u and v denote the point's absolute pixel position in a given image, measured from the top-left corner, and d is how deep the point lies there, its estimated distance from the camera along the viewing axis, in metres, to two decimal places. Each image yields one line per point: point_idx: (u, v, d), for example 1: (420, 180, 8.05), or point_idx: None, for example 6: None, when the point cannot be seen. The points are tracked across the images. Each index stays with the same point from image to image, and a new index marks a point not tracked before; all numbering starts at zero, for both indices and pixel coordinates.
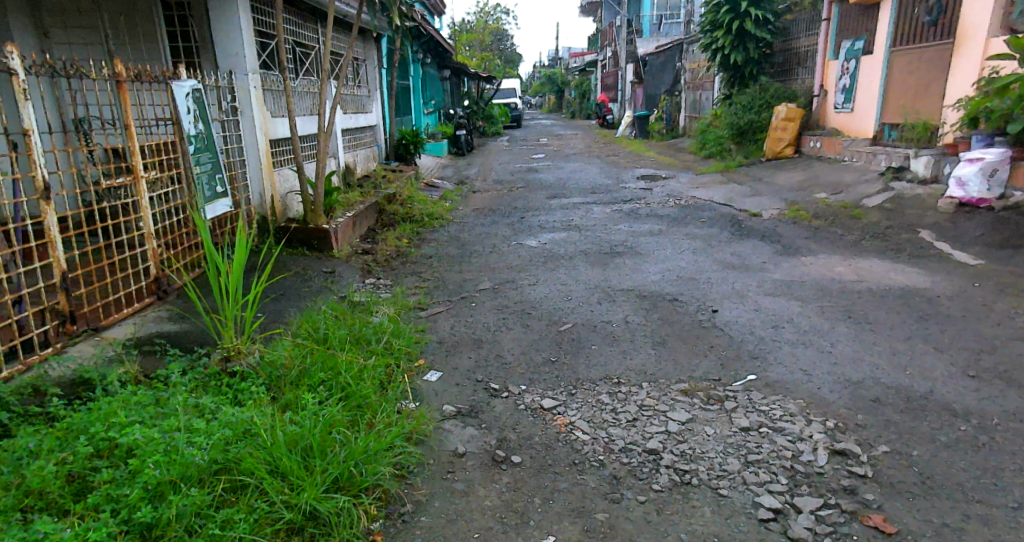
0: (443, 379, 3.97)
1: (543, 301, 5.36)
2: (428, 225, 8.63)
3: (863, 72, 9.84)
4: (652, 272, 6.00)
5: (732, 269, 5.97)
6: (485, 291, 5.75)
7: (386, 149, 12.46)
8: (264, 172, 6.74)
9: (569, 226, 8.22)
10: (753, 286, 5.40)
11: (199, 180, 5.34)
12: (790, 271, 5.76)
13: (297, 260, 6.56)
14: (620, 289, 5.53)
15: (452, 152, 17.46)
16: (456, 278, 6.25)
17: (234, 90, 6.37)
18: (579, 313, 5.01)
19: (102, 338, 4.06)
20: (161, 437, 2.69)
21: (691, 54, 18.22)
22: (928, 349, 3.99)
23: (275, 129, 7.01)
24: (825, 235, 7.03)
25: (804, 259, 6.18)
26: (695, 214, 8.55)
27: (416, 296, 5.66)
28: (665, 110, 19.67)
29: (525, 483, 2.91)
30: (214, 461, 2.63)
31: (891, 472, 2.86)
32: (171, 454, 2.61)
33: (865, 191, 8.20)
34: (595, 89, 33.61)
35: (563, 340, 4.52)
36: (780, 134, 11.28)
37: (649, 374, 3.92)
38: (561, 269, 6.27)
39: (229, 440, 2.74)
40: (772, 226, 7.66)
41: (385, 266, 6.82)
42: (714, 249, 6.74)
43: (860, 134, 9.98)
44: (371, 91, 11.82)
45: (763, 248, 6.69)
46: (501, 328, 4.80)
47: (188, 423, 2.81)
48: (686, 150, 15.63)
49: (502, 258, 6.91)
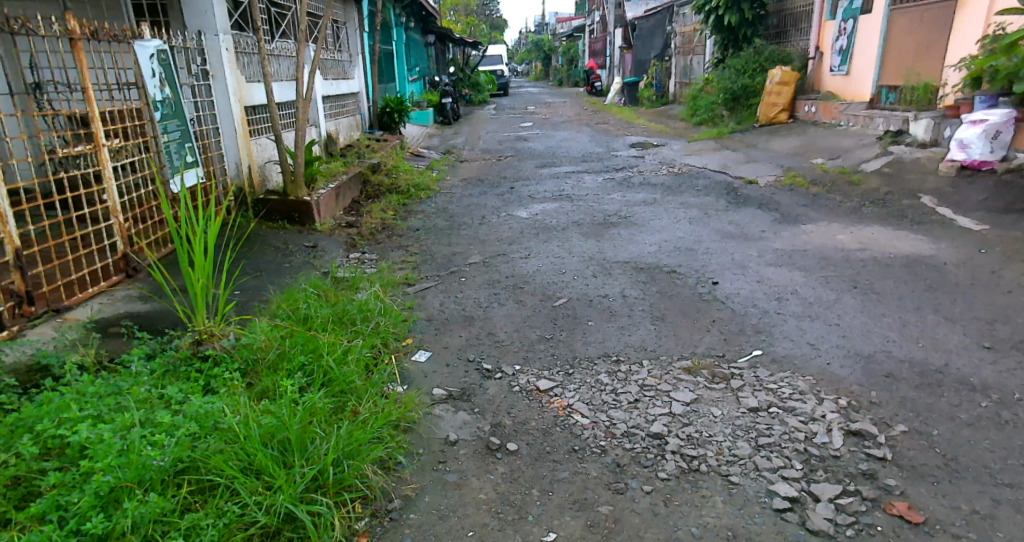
0: (433, 360, 3.80)
1: (535, 274, 5.15)
2: (415, 196, 8.37)
3: (861, 32, 9.59)
4: (648, 243, 5.79)
5: (730, 238, 5.76)
6: (475, 265, 5.52)
7: (369, 118, 12.08)
8: (240, 141, 6.43)
9: (561, 196, 7.97)
10: (754, 256, 5.20)
11: (165, 148, 5.26)
12: (791, 240, 5.56)
13: (278, 235, 6.32)
14: (616, 261, 5.32)
15: (439, 122, 17.11)
16: (445, 252, 6.01)
17: (205, 53, 6.02)
18: (574, 287, 4.81)
19: (64, 320, 3.82)
20: (117, 435, 2.44)
21: (682, 18, 17.82)
22: (939, 320, 3.80)
23: (251, 95, 6.68)
24: (824, 202, 6.84)
25: (803, 227, 5.99)
26: (690, 182, 8.35)
27: (403, 271, 5.44)
28: (655, 76, 19.35)
29: (521, 474, 2.71)
30: (178, 461, 2.38)
31: (912, 455, 2.68)
32: (130, 452, 2.36)
33: (863, 156, 8.00)
34: (583, 55, 33.08)
35: (558, 317, 4.33)
36: (775, 99, 11.07)
37: (649, 351, 3.75)
38: (553, 241, 6.04)
39: (195, 436, 2.48)
40: (769, 194, 7.45)
41: (370, 240, 6.58)
42: (711, 218, 6.53)
43: (857, 98, 9.75)
44: (353, 57, 11.45)
45: (761, 216, 6.49)
46: (492, 304, 4.60)
47: (149, 417, 2.56)
48: (677, 117, 15.32)
49: (492, 230, 6.68)
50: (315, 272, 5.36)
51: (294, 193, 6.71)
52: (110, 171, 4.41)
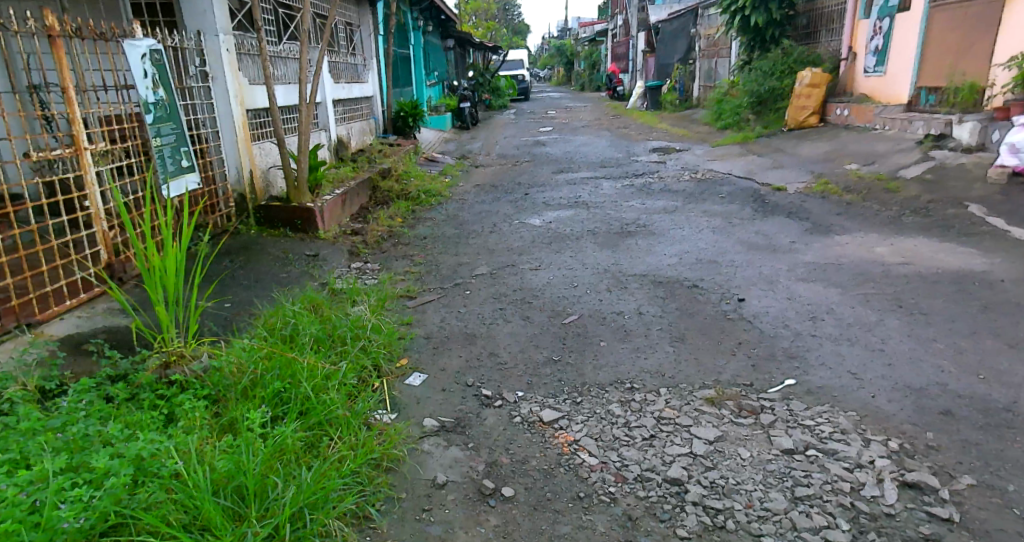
0: (428, 384, 3.45)
1: (545, 288, 4.79)
2: (425, 202, 8.06)
3: (898, 31, 9.12)
4: (667, 254, 5.40)
5: (756, 250, 5.35)
6: (482, 277, 5.18)
7: (383, 122, 11.83)
8: (241, 145, 6.14)
9: (576, 203, 7.60)
10: (783, 270, 4.79)
11: (158, 153, 4.94)
12: (824, 253, 5.13)
13: (279, 243, 6.04)
14: (632, 274, 4.95)
15: (457, 127, 16.85)
16: (451, 262, 5.67)
17: (204, 54, 5.75)
18: (586, 303, 4.44)
19: (35, 336, 3.55)
20: (39, 483, 2.09)
21: (707, 20, 17.37)
22: (1000, 347, 3.35)
23: (253, 98, 6.40)
24: (859, 211, 6.39)
25: (836, 238, 5.56)
26: (713, 189, 7.93)
27: (404, 284, 5.12)
28: (679, 80, 18.92)
29: (517, 528, 2.35)
30: (107, 516, 2.03)
31: (982, 516, 2.27)
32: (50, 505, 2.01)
33: (900, 162, 7.53)
34: (605, 60, 32.67)
35: (567, 337, 3.98)
36: (803, 102, 10.64)
37: (666, 377, 3.36)
38: (566, 251, 5.68)
39: (131, 484, 2.14)
40: (798, 201, 7.02)
41: (374, 248, 6.26)
42: (736, 228, 6.12)
43: (893, 100, 9.28)
44: (368, 60, 11.22)
45: (789, 226, 6.07)
46: (497, 321, 4.26)
47: (82, 460, 2.21)
48: (701, 122, 14.87)
49: (503, 238, 6.34)
50: (311, 283, 5.06)
51: (297, 199, 6.43)
52: (93, 177, 4.16)
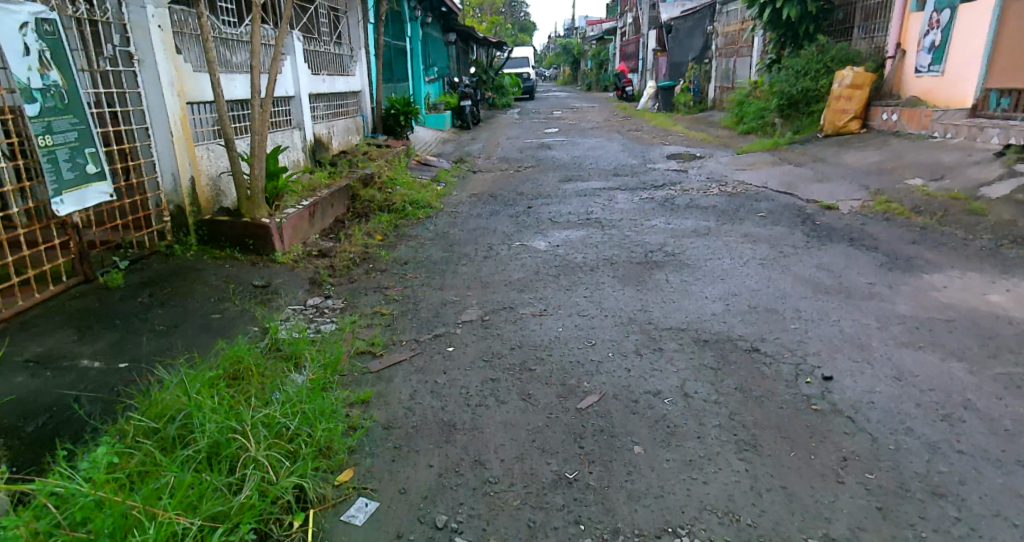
0: (375, 525, 2.30)
1: (553, 346, 3.60)
2: (410, 215, 6.86)
3: (961, 24, 7.91)
4: (709, 297, 4.20)
5: (826, 293, 4.16)
6: (470, 324, 3.98)
7: (372, 121, 10.62)
8: (179, 146, 4.95)
9: (588, 220, 6.40)
10: (872, 327, 3.60)
11: (50, 154, 3.75)
12: (919, 300, 3.95)
13: (221, 268, 4.86)
14: (667, 328, 3.75)
15: (457, 126, 15.66)
16: (434, 299, 4.48)
17: (128, 31, 4.57)
18: (608, 375, 3.25)
19: None
20: None
21: (726, 16, 16.15)
22: None
23: (197, 87, 5.21)
24: (941, 239, 5.22)
25: (925, 278, 4.36)
26: (749, 205, 6.74)
27: (371, 332, 3.95)
28: (693, 80, 17.73)
29: None
30: None
31: None
32: None
33: (978, 177, 6.35)
34: (614, 59, 31.43)
35: (585, 435, 2.79)
36: (844, 105, 9.41)
37: (744, 528, 2.24)
38: (580, 288, 4.48)
39: None
40: (857, 223, 5.84)
41: (342, 276, 5.07)
42: (790, 258, 4.93)
43: (952, 103, 8.11)
44: (355, 50, 10.00)
45: (857, 258, 4.87)
46: (485, 403, 3.07)
47: None
48: (719, 125, 13.67)
49: (500, 266, 5.15)
50: (246, 330, 3.87)
51: (251, 212, 5.24)
52: None
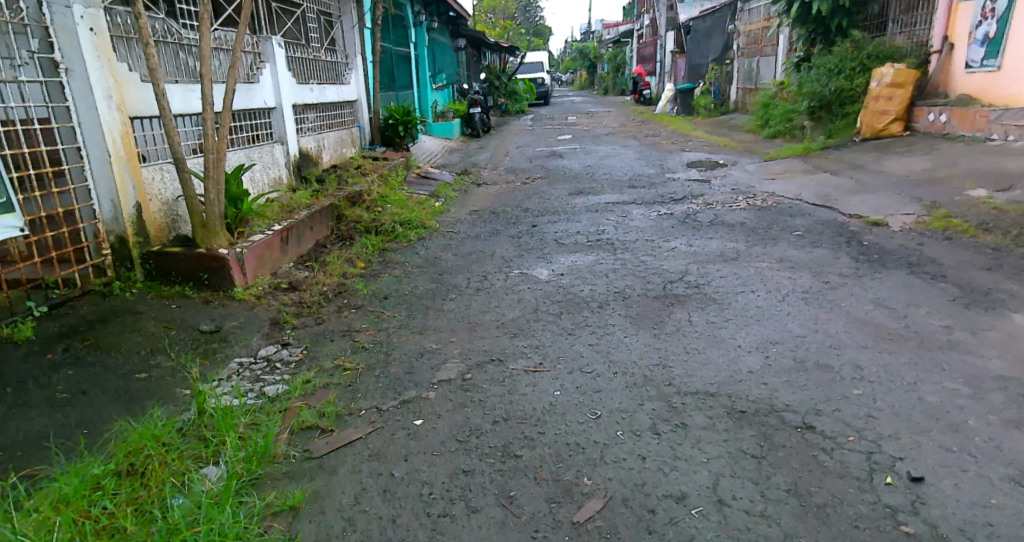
0: None
1: (547, 419, 2.82)
2: (400, 237, 6.14)
3: (1021, 12, 7.03)
4: (743, 346, 3.39)
5: (892, 339, 3.34)
6: (446, 384, 3.22)
7: (370, 132, 9.94)
8: (118, 166, 4.29)
9: (599, 242, 5.63)
10: (963, 393, 2.78)
11: None
12: (1016, 352, 3.12)
13: (165, 310, 4.17)
14: (691, 393, 2.95)
15: (466, 134, 14.94)
16: (410, 348, 3.72)
17: (50, 34, 3.92)
18: (617, 467, 2.48)
19: None
20: None
21: (748, 14, 15.27)
22: None
23: (141, 100, 4.56)
24: (1021, 264, 4.37)
25: (1014, 319, 3.52)
26: (782, 222, 5.91)
27: (324, 395, 3.21)
28: (714, 82, 16.84)
29: None
30: None
31: None
32: None
33: None
34: (631, 61, 30.56)
35: None
36: (884, 106, 8.52)
37: None
38: (585, 332, 3.69)
39: None
40: (914, 243, 5.00)
41: (309, 314, 4.35)
42: (840, 290, 4.11)
43: (1010, 102, 7.23)
44: (350, 57, 9.34)
45: (922, 290, 4.04)
46: (454, 512, 2.33)
47: None
48: (742, 129, 12.80)
49: (493, 301, 4.39)
50: (173, 398, 3.19)
51: (206, 241, 4.55)
52: None
